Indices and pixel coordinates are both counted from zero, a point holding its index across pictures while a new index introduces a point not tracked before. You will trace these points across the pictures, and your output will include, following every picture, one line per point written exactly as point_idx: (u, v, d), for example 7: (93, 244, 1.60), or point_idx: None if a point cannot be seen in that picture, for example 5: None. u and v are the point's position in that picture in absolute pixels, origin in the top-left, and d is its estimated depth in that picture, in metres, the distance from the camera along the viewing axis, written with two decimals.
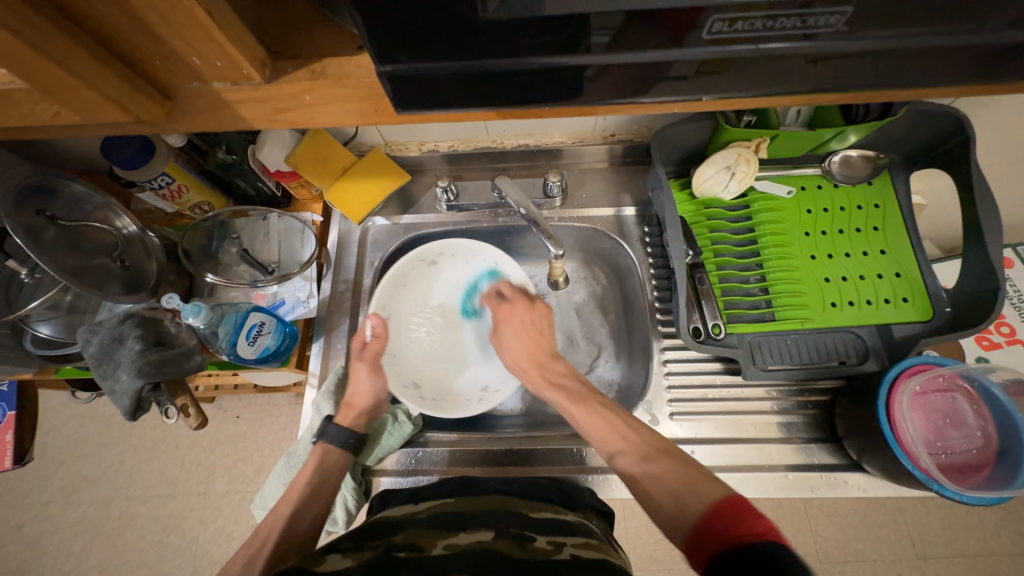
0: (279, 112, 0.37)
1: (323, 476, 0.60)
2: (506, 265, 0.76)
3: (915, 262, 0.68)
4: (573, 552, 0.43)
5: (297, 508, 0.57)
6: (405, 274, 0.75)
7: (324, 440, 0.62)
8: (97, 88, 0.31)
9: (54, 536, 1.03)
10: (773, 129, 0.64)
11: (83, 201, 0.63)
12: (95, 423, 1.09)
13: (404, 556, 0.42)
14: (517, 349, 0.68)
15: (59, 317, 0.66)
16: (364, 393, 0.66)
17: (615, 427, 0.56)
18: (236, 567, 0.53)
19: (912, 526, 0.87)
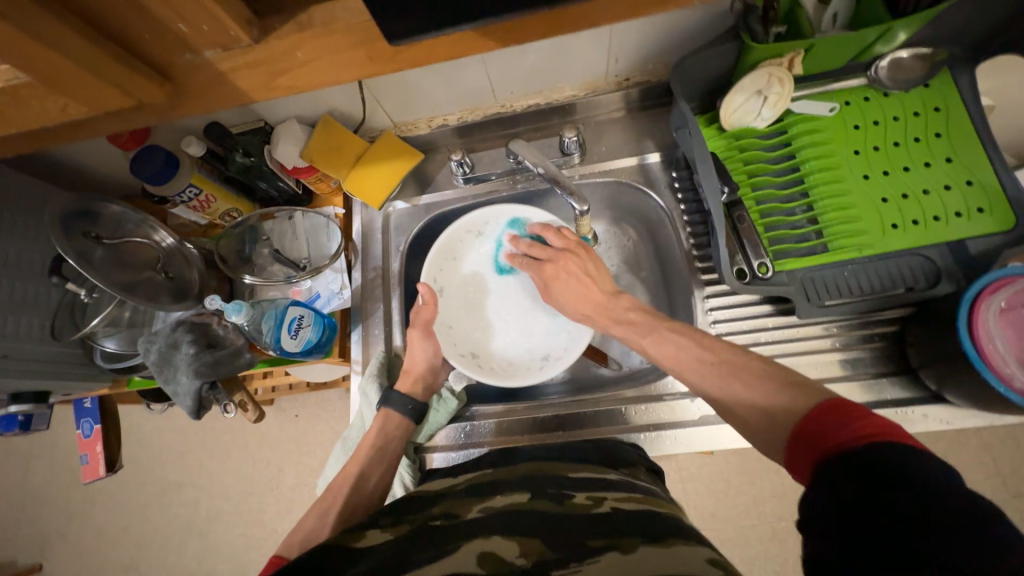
0: (274, 76, 0.36)
1: (387, 440, 0.65)
2: (553, 231, 0.73)
3: (991, 165, 0.60)
4: (615, 505, 0.43)
5: (363, 468, 0.64)
6: (453, 245, 0.74)
7: (387, 407, 0.66)
8: (92, 70, 0.31)
9: (154, 535, 1.13)
10: (807, 39, 0.58)
11: (122, 221, 0.66)
12: (172, 432, 1.18)
13: (440, 524, 0.42)
14: (580, 296, 0.65)
15: (121, 332, 0.70)
16: (417, 363, 0.70)
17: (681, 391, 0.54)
18: (312, 517, 0.61)
19: (1002, 463, 0.80)
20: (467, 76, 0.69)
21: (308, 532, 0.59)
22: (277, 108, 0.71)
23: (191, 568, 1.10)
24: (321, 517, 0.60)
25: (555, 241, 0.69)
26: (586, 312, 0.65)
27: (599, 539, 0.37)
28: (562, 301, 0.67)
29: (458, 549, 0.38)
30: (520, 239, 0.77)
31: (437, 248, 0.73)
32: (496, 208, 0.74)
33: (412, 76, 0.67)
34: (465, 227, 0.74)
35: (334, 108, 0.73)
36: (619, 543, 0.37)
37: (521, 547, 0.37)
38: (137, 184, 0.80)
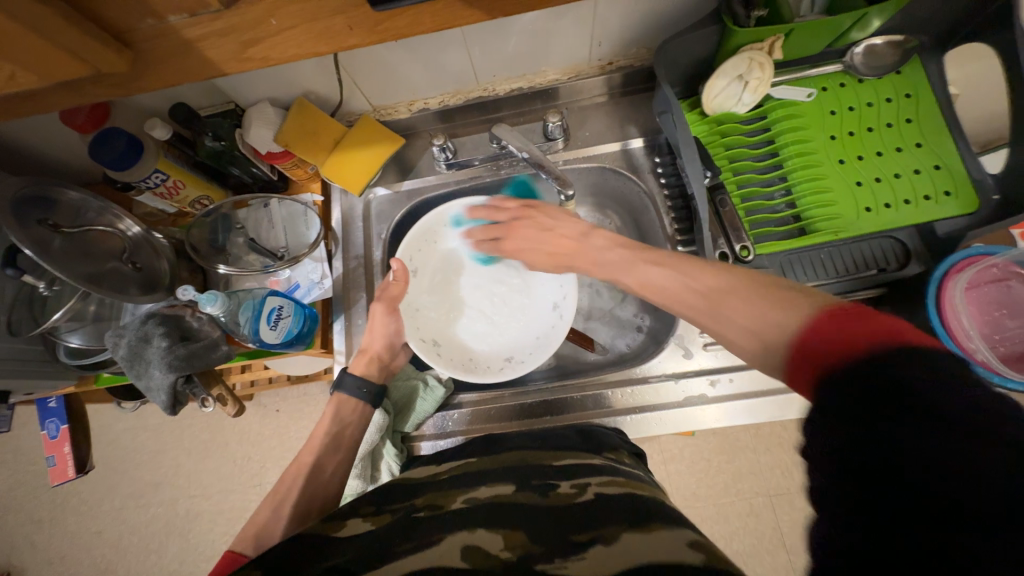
0: (246, 45, 0.34)
1: (342, 425, 0.64)
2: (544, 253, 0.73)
3: (957, 151, 0.62)
4: (598, 491, 0.43)
5: (320, 457, 0.61)
6: (430, 230, 0.73)
7: (341, 391, 0.65)
8: (49, 36, 0.29)
9: (131, 538, 1.09)
10: (787, 24, 0.58)
11: (82, 208, 0.63)
12: (146, 432, 1.13)
13: (422, 514, 0.42)
14: (542, 244, 0.66)
15: (86, 327, 0.67)
16: (375, 341, 0.67)
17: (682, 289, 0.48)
18: (266, 511, 0.57)
19: None
20: (448, 58, 0.67)
21: (263, 528, 0.55)
22: (248, 89, 0.67)
23: (171, 569, 1.07)
24: (277, 510, 0.56)
25: (506, 204, 0.69)
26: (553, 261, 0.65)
27: (583, 532, 0.37)
28: (528, 253, 0.67)
29: (441, 539, 0.38)
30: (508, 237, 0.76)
31: (419, 225, 0.71)
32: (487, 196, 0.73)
33: (392, 57, 0.65)
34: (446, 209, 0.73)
35: (309, 90, 0.70)
36: (605, 534, 0.37)
37: (505, 538, 0.37)
38: (98, 171, 0.76)
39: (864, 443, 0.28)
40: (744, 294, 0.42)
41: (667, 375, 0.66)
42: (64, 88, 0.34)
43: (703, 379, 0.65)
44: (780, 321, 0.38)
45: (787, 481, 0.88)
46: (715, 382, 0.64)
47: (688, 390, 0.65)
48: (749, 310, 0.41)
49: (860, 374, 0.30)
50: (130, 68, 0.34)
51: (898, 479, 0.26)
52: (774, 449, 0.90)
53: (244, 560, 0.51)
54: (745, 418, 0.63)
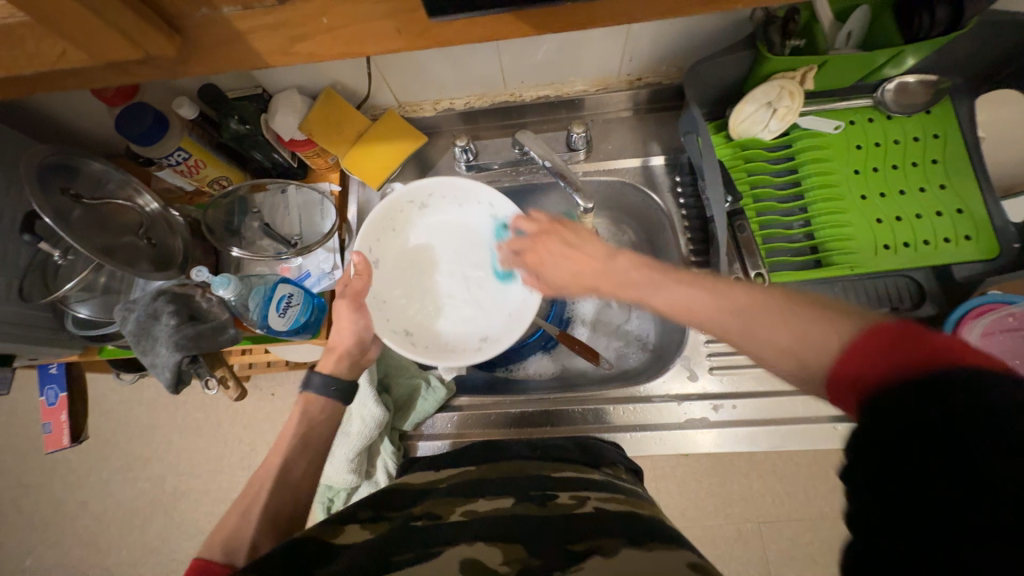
0: (295, 40, 0.34)
1: (309, 425, 0.59)
2: (502, 207, 0.70)
3: (981, 197, 0.62)
4: (598, 505, 0.43)
5: (288, 459, 0.57)
6: (391, 214, 0.69)
7: (307, 389, 0.60)
8: (103, 17, 0.29)
9: (116, 511, 1.09)
10: (821, 55, 0.58)
11: (104, 179, 0.63)
12: (141, 405, 1.13)
13: (422, 524, 0.42)
14: (562, 262, 0.58)
15: (95, 298, 0.68)
16: (343, 335, 0.62)
17: (698, 300, 0.46)
18: (234, 517, 0.53)
19: None
20: (478, 61, 0.67)
21: (233, 531, 0.52)
22: (277, 76, 0.68)
23: (154, 545, 1.06)
24: (246, 514, 0.53)
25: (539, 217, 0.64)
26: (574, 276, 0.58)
27: (581, 543, 0.37)
28: (550, 279, 0.60)
29: (440, 552, 0.38)
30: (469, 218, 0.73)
31: (374, 216, 0.67)
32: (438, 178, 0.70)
33: (424, 56, 0.65)
34: (407, 194, 0.70)
35: (337, 82, 0.70)
36: (605, 546, 0.36)
37: (506, 552, 0.37)
38: (120, 144, 0.76)
39: (931, 477, 0.29)
40: (767, 310, 0.42)
41: (670, 396, 0.66)
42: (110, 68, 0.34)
43: (706, 404, 0.64)
44: (797, 341, 0.39)
45: (777, 509, 0.88)
46: (718, 407, 0.64)
47: (689, 413, 0.64)
48: (781, 324, 0.40)
49: (905, 398, 0.32)
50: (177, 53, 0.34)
51: (934, 489, 0.28)
52: (766, 477, 0.89)
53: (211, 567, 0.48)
54: (745, 446, 0.63)
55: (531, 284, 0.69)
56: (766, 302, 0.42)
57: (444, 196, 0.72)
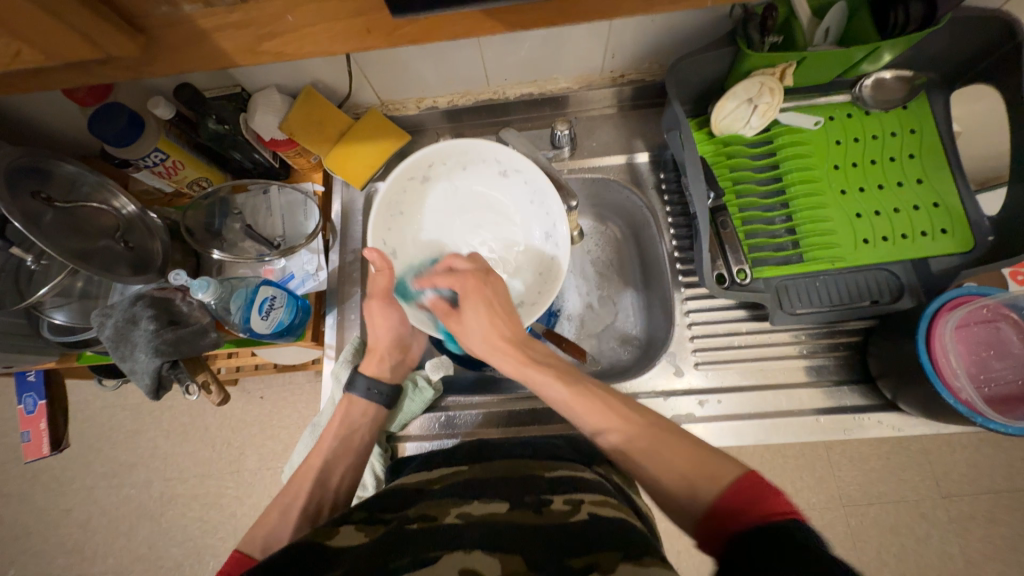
0: (262, 38, 0.34)
1: (351, 427, 0.61)
2: (509, 166, 0.65)
3: (956, 190, 0.63)
4: (592, 510, 0.43)
5: (328, 462, 0.58)
6: (396, 198, 0.65)
7: (352, 392, 0.62)
8: (59, 15, 0.28)
9: (102, 518, 1.07)
10: (799, 52, 0.58)
11: (78, 181, 0.61)
12: (125, 411, 1.12)
13: (416, 527, 0.42)
14: (485, 330, 0.56)
15: (72, 304, 0.66)
16: (382, 336, 0.65)
17: (612, 408, 0.48)
18: (272, 517, 0.54)
19: (937, 466, 0.84)
20: (459, 59, 0.66)
21: (271, 530, 0.53)
22: (256, 75, 0.67)
23: (140, 553, 1.04)
24: (284, 514, 0.54)
25: (462, 265, 0.61)
26: (488, 350, 0.57)
27: (579, 559, 0.36)
28: (468, 340, 0.58)
29: (437, 557, 0.37)
30: (475, 180, 0.68)
31: (379, 203, 0.63)
32: (439, 144, 0.64)
33: (403, 53, 0.64)
34: (408, 171, 0.64)
35: (318, 80, 0.69)
36: (602, 561, 0.36)
37: (503, 563, 0.36)
38: (97, 146, 0.74)
39: None
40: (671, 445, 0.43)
41: (656, 392, 0.66)
42: (72, 68, 0.33)
43: (692, 399, 0.65)
44: (679, 472, 0.41)
45: None
46: (703, 402, 0.64)
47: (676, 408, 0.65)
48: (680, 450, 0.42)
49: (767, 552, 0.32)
50: (141, 52, 0.34)
51: None
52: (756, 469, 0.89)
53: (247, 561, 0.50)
54: (732, 440, 0.63)
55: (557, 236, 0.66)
56: (656, 431, 0.45)
57: (446, 164, 0.66)
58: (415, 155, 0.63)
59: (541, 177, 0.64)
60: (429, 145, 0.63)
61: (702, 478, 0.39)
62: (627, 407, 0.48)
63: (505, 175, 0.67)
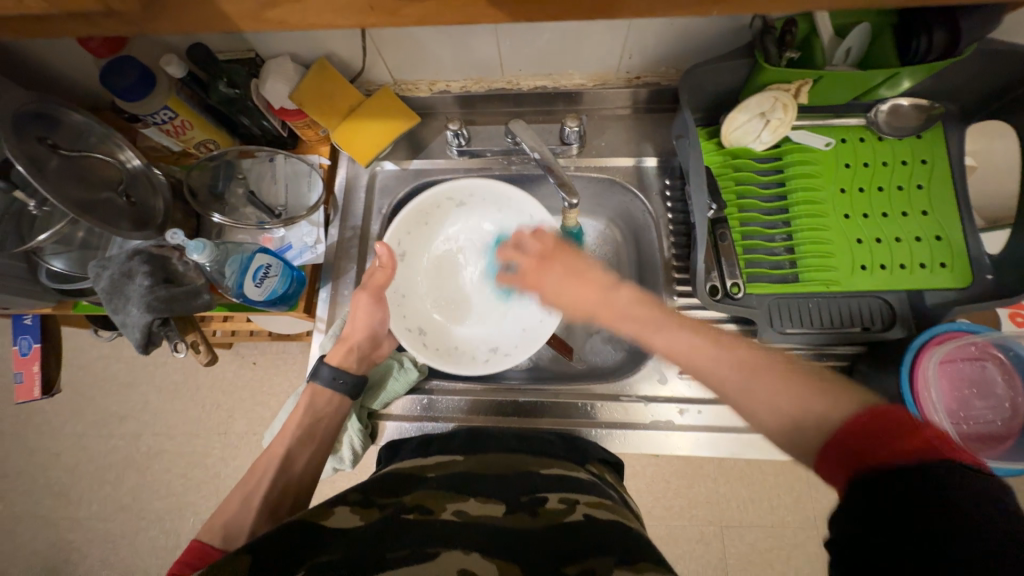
0: (267, 7, 0.34)
1: (314, 416, 0.63)
2: (536, 219, 0.70)
3: (960, 225, 0.62)
4: (586, 513, 0.44)
5: (290, 449, 0.61)
6: (427, 211, 0.71)
7: (316, 381, 0.64)
8: None
9: (89, 464, 1.09)
10: (818, 69, 0.57)
11: (85, 131, 0.62)
12: (120, 362, 1.13)
13: (413, 519, 0.42)
14: (566, 291, 0.60)
15: (72, 253, 0.68)
16: (357, 331, 0.65)
17: (710, 343, 0.50)
18: (234, 502, 0.58)
19: None
20: (476, 45, 0.66)
21: (232, 518, 0.57)
22: (270, 42, 0.66)
23: (124, 503, 1.07)
24: (245, 502, 0.58)
25: (533, 242, 0.65)
26: (564, 306, 0.61)
27: (574, 565, 0.37)
28: (556, 300, 0.62)
29: (436, 553, 0.38)
30: (505, 224, 0.74)
31: (408, 211, 0.68)
32: (479, 180, 0.70)
33: (419, 34, 0.64)
34: (445, 193, 0.70)
35: (333, 53, 0.69)
36: (597, 568, 0.37)
37: (501, 567, 0.37)
38: (108, 98, 0.75)
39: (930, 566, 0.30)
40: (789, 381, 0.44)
41: (638, 397, 0.67)
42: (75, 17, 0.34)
43: (672, 407, 0.66)
44: (791, 415, 0.42)
45: (742, 513, 0.88)
46: (684, 411, 0.65)
47: (655, 415, 0.66)
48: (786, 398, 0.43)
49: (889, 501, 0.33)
50: (146, 8, 0.34)
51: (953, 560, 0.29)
52: (734, 482, 0.89)
53: (211, 553, 0.53)
54: (706, 450, 0.64)
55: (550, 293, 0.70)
56: (766, 366, 0.46)
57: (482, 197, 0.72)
58: (459, 182, 0.69)
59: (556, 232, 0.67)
60: (473, 177, 0.69)
61: (813, 404, 0.42)
62: (751, 360, 0.47)
63: (529, 228, 0.71)
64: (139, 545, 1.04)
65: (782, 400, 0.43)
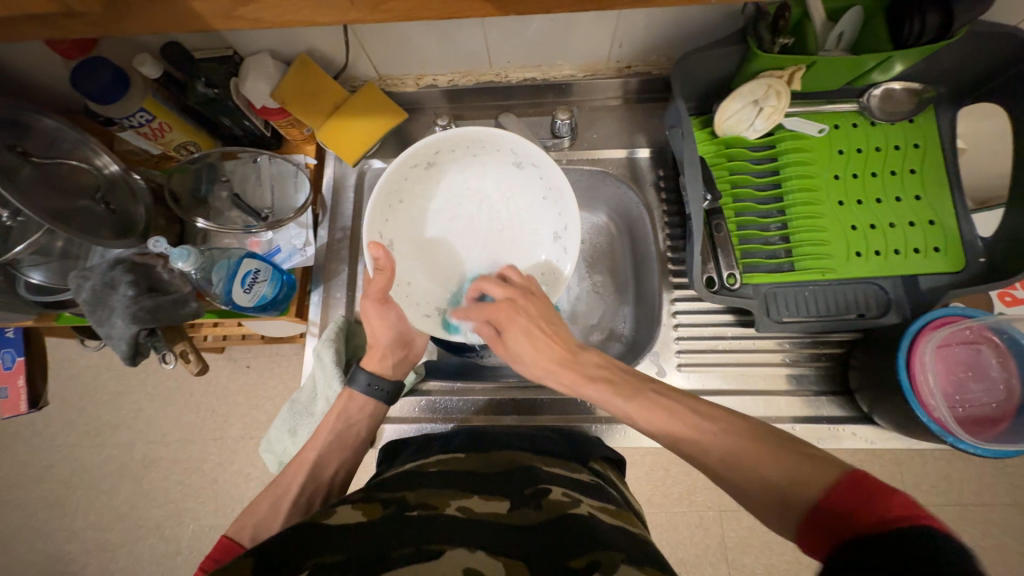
0: None
1: (348, 422, 0.61)
2: (528, 159, 0.62)
3: (953, 209, 0.62)
4: (591, 510, 0.44)
5: (323, 454, 0.59)
6: (395, 187, 0.61)
7: (352, 387, 0.61)
8: None
9: (84, 475, 1.07)
10: (811, 55, 0.56)
11: (58, 138, 0.60)
12: (110, 371, 1.11)
13: (417, 514, 0.42)
14: (533, 354, 0.55)
15: (51, 263, 0.65)
16: (380, 335, 0.61)
17: (677, 412, 0.48)
18: (263, 506, 0.55)
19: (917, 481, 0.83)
20: (462, 38, 0.64)
21: (260, 520, 0.54)
22: (249, 39, 0.64)
23: (121, 512, 1.05)
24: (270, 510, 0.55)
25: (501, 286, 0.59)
26: (537, 371, 0.56)
27: (580, 558, 0.37)
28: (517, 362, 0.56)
29: (441, 551, 0.37)
30: (487, 172, 0.66)
31: (376, 195, 0.59)
32: (448, 132, 0.60)
33: (403, 28, 0.62)
34: (411, 159, 0.61)
35: (314, 49, 0.66)
36: (605, 560, 0.37)
37: (507, 566, 0.36)
38: (80, 101, 0.72)
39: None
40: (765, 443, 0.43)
41: None
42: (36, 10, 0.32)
43: None
44: (766, 480, 0.41)
45: None
46: None
47: None
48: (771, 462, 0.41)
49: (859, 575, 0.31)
50: None
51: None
52: None
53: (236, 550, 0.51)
54: None
55: (569, 237, 0.64)
56: (755, 436, 0.44)
57: (454, 150, 0.63)
58: (423, 141, 0.59)
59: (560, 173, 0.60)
60: (433, 134, 0.59)
61: (805, 473, 0.39)
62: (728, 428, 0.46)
63: (520, 165, 0.64)
64: (139, 553, 1.03)
65: (770, 469, 0.41)
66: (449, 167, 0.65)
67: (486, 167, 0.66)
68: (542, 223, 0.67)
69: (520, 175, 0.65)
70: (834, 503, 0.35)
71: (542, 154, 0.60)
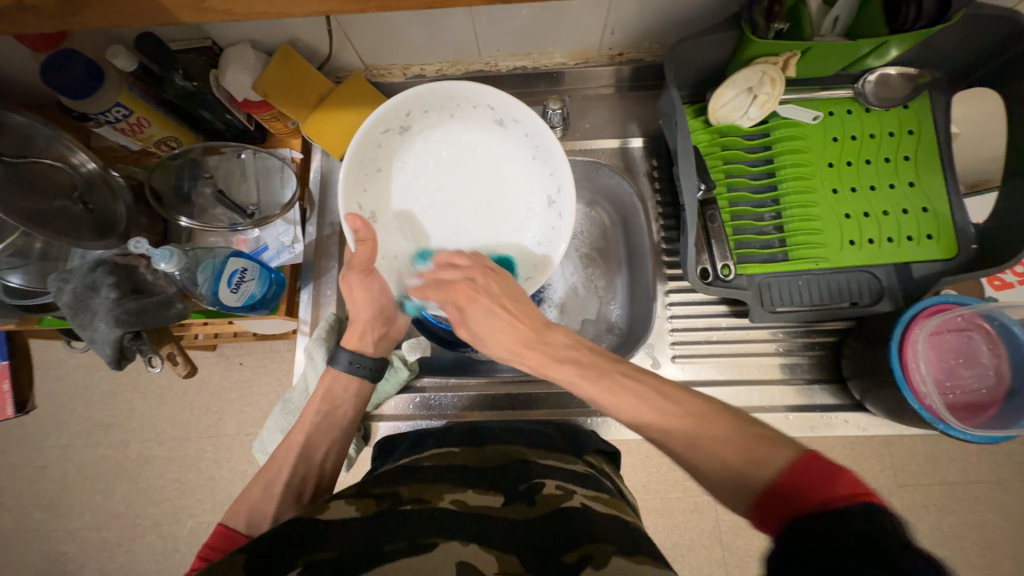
0: None
1: (334, 403, 0.60)
2: (508, 114, 0.60)
3: (946, 195, 0.62)
4: (584, 501, 0.44)
5: (310, 438, 0.58)
6: (370, 154, 0.59)
7: (334, 366, 0.61)
8: None
9: (77, 476, 1.06)
10: (806, 41, 0.55)
11: (31, 135, 0.57)
12: (100, 371, 1.09)
13: (410, 509, 0.41)
14: (495, 333, 0.54)
15: (30, 265, 0.64)
16: (362, 310, 0.61)
17: (644, 399, 0.47)
18: (254, 492, 0.55)
19: (910, 462, 0.84)
20: (450, 26, 0.62)
21: (255, 504, 0.54)
22: (227, 29, 0.62)
23: (117, 511, 1.04)
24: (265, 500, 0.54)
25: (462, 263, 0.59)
26: (503, 351, 0.55)
27: (572, 553, 0.37)
28: (481, 340, 0.56)
29: (433, 545, 0.37)
30: (468, 131, 0.64)
31: (350, 163, 0.57)
32: (419, 91, 0.58)
33: (388, 16, 0.60)
34: (383, 122, 0.58)
35: (296, 39, 0.64)
36: (595, 553, 0.37)
37: (500, 561, 0.36)
38: (52, 96, 0.69)
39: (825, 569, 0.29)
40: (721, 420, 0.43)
41: None
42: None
43: None
44: (721, 456, 0.41)
45: None
46: None
47: None
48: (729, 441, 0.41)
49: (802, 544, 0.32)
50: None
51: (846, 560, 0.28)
52: None
53: (234, 540, 0.51)
54: None
55: (560, 200, 0.62)
56: (715, 417, 0.44)
57: (429, 111, 0.61)
58: (393, 103, 0.57)
59: (543, 130, 0.59)
60: (404, 93, 0.56)
61: (761, 456, 0.39)
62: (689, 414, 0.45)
63: (501, 122, 0.62)
64: (138, 551, 1.03)
65: (725, 447, 0.41)
66: (425, 130, 0.63)
67: (464, 127, 0.64)
68: (531, 184, 0.65)
69: (503, 133, 0.64)
70: (790, 480, 0.35)
71: (524, 109, 0.58)
